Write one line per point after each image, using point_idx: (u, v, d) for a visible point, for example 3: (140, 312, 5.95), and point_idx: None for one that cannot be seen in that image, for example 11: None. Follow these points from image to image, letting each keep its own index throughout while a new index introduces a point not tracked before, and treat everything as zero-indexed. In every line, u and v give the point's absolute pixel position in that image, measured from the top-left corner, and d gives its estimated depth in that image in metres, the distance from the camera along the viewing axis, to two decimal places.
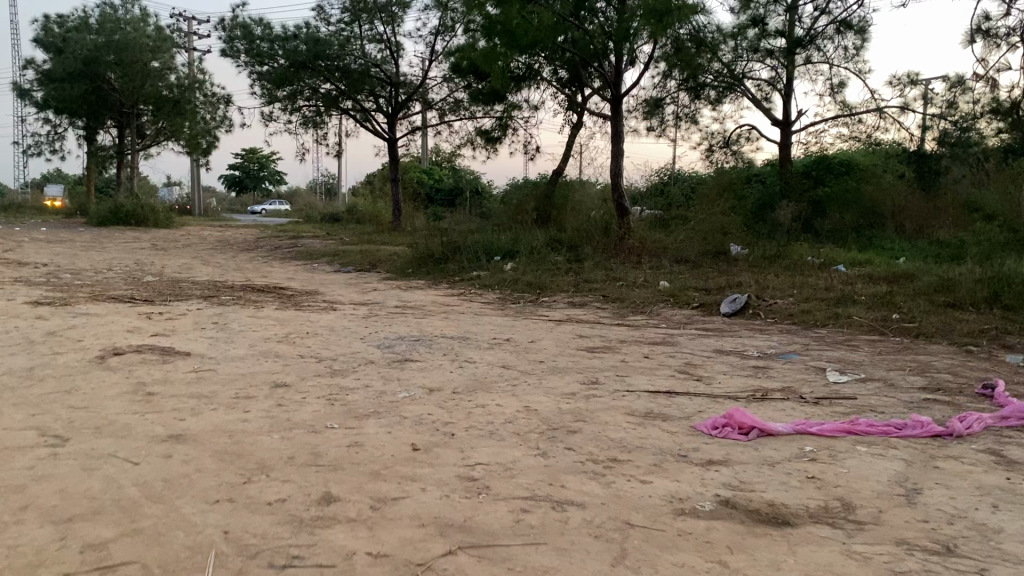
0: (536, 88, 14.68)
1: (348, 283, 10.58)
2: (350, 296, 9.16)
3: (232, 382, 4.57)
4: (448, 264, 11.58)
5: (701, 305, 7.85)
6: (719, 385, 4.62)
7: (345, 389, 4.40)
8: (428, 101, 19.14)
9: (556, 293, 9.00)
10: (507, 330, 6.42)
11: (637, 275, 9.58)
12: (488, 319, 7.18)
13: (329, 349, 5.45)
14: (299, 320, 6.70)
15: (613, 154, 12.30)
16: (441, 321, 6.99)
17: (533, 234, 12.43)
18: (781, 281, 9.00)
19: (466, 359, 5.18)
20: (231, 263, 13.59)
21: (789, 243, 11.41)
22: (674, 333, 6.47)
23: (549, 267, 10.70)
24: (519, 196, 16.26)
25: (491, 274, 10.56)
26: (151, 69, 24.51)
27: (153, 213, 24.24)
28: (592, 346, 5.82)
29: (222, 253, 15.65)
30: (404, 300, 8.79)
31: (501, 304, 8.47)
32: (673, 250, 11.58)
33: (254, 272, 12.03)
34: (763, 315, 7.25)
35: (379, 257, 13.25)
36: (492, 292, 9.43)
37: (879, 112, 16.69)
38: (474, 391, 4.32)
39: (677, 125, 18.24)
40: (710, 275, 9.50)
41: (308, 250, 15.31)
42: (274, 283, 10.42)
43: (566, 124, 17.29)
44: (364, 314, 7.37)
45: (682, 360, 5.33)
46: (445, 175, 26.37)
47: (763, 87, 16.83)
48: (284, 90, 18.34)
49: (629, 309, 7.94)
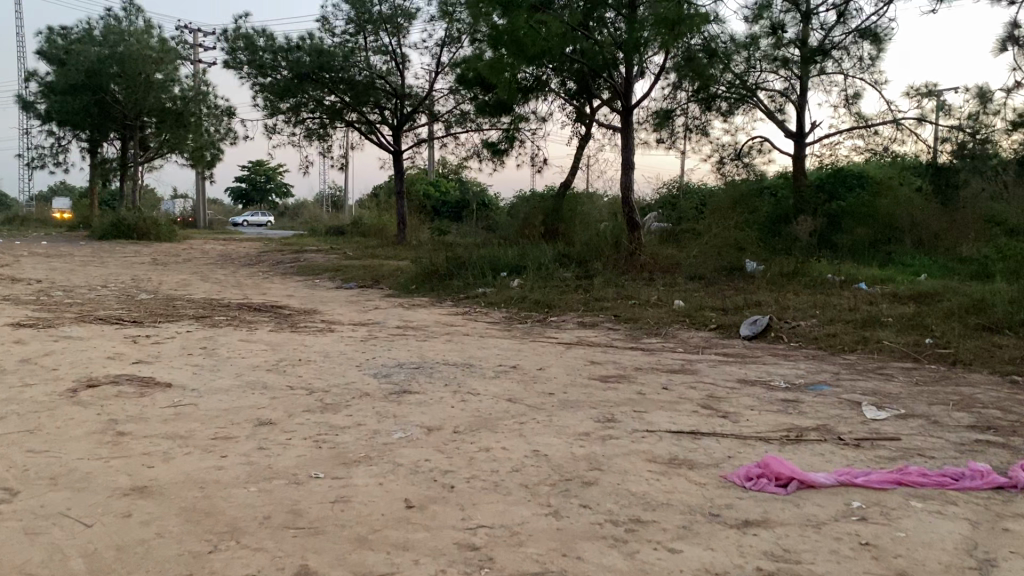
0: (544, 99, 14.32)
1: (350, 300, 10.20)
2: (350, 315, 8.78)
3: (214, 418, 4.18)
4: (453, 280, 11.19)
5: (719, 327, 7.43)
6: (747, 423, 4.21)
7: (336, 427, 4.01)
8: (434, 113, 18.81)
9: (566, 313, 8.59)
10: (514, 355, 6.02)
11: (650, 293, 9.18)
12: (494, 342, 6.78)
13: (322, 379, 5.07)
14: (293, 343, 6.31)
15: (623, 167, 11.92)
16: (444, 344, 6.59)
17: (540, 249, 12.05)
18: (801, 300, 8.60)
19: (470, 391, 4.79)
20: (230, 279, 13.23)
21: (806, 259, 11.01)
22: (692, 359, 6.06)
23: (557, 284, 10.31)
24: (527, 209, 15.88)
25: (498, 291, 10.16)
26: (154, 80, 24.23)
27: (156, 226, 23.96)
28: (605, 374, 5.42)
29: (222, 268, 15.32)
30: (406, 319, 8.40)
31: (508, 325, 8.07)
32: (686, 266, 11.18)
33: (253, 289, 11.67)
34: (786, 339, 6.83)
35: (382, 272, 12.87)
36: (498, 311, 9.03)
37: (896, 124, 16.33)
38: (477, 430, 3.93)
39: (687, 137, 17.87)
40: (726, 293, 9.09)
41: (310, 265, 14.95)
42: (272, 301, 10.05)
43: (574, 136, 16.93)
44: (363, 336, 6.98)
45: (703, 392, 4.92)
46: (452, 186, 26.02)
47: (776, 99, 16.43)
48: (287, 101, 18.04)
49: (642, 330, 7.53)
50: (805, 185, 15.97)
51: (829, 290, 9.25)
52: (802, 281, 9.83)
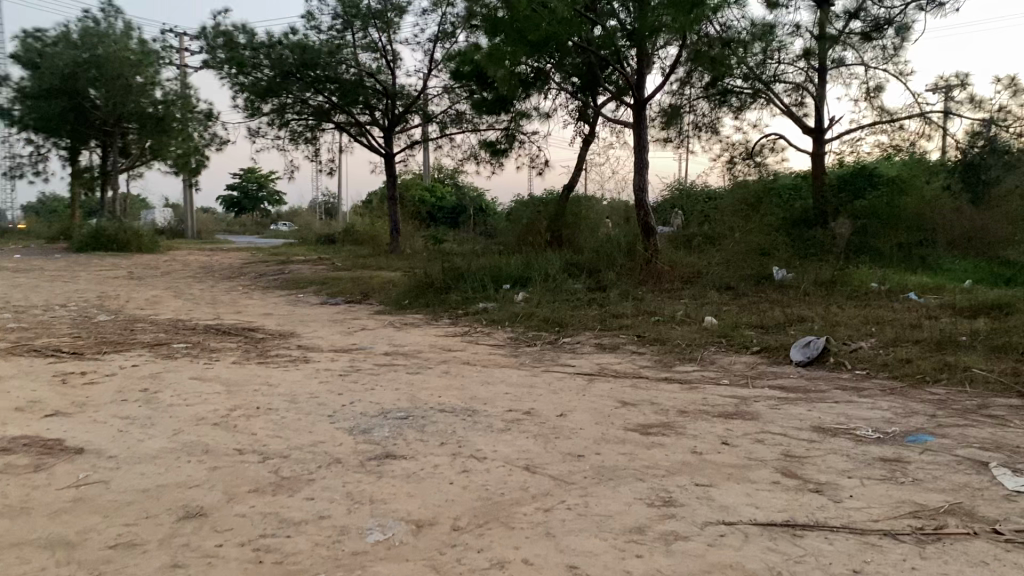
0: (546, 94, 13.19)
1: (334, 319, 9.06)
2: (332, 339, 7.63)
3: (121, 509, 3.04)
4: (451, 294, 10.05)
5: (765, 352, 6.31)
6: (853, 502, 3.08)
7: (291, 522, 2.88)
8: (428, 114, 17.75)
9: (580, 333, 7.48)
10: (529, 394, 4.91)
11: (675, 308, 8.07)
12: (501, 374, 5.66)
13: (281, 437, 3.93)
14: (256, 382, 5.18)
15: (637, 166, 10.82)
16: (441, 378, 5.47)
17: (546, 258, 10.93)
18: (851, 316, 7.54)
19: (475, 453, 3.66)
20: (206, 295, 12.07)
21: (845, 266, 9.93)
22: (746, 396, 4.95)
23: (566, 297, 9.19)
24: (527, 214, 14.77)
25: (501, 307, 9.03)
26: (133, 84, 23.01)
27: (136, 237, 22.82)
28: (643, 421, 4.30)
29: (201, 282, 14.18)
30: (396, 343, 7.29)
31: (514, 349, 6.96)
32: (709, 275, 10.08)
33: (229, 307, 10.53)
34: (850, 365, 5.72)
35: (372, 285, 11.73)
36: (503, 331, 7.91)
37: (923, 117, 15.33)
38: (487, 528, 2.80)
39: (698, 136, 16.85)
40: (761, 308, 7.99)
41: (295, 278, 13.81)
42: (246, 322, 8.91)
43: (577, 135, 15.88)
44: (345, 369, 5.85)
45: (775, 449, 3.80)
46: (448, 192, 25.00)
47: (794, 93, 15.36)
48: (270, 102, 16.96)
49: (673, 354, 6.42)
50: (826, 185, 14.90)
51: (879, 302, 8.17)
52: (842, 291, 8.75)
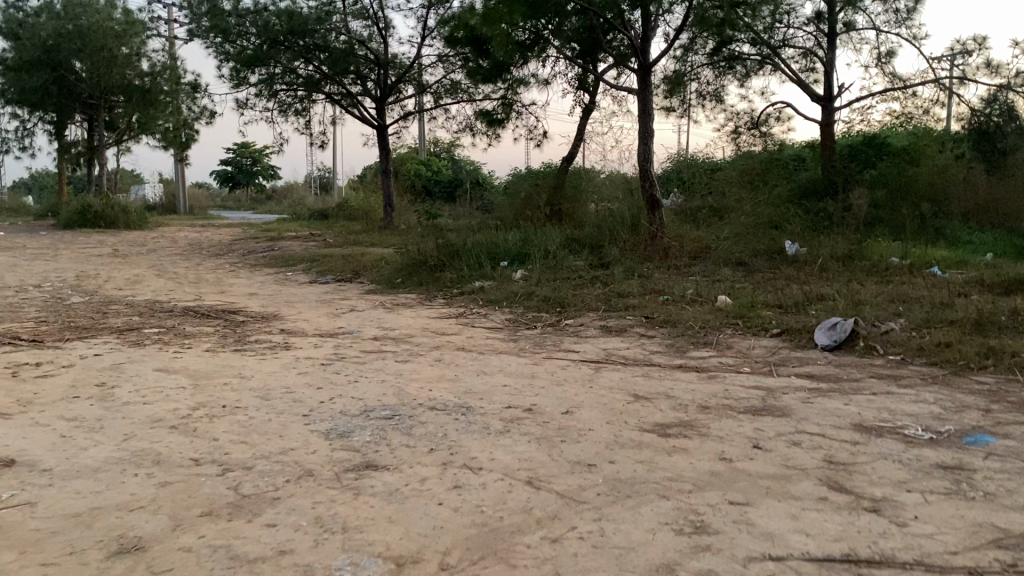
0: (544, 61, 12.57)
1: (322, 300, 8.54)
2: (318, 322, 7.10)
3: (43, 542, 2.52)
4: (446, 272, 9.51)
5: (786, 336, 5.80)
6: (920, 526, 2.57)
7: (244, 559, 2.37)
8: (422, 84, 17.12)
9: (583, 314, 6.97)
10: (531, 387, 4.40)
11: (685, 286, 7.55)
12: (499, 362, 5.15)
13: (246, 442, 3.42)
14: (226, 375, 4.66)
15: (642, 135, 10.25)
16: (432, 368, 4.95)
17: (546, 233, 10.39)
18: (875, 294, 7.03)
19: (469, 463, 3.15)
20: (189, 274, 11.51)
21: (862, 240, 9.39)
22: (772, 388, 4.43)
23: (567, 275, 8.67)
24: (526, 187, 14.20)
25: (498, 286, 8.50)
26: (118, 55, 22.28)
27: (124, 213, 22.22)
28: (660, 419, 3.78)
29: (186, 260, 13.62)
30: (386, 326, 6.78)
31: (514, 332, 6.44)
32: (719, 250, 9.54)
33: (212, 287, 9.99)
34: (882, 350, 5.21)
35: (363, 263, 11.18)
36: (500, 312, 7.39)
37: (936, 84, 14.74)
38: (482, 568, 2.29)
39: (701, 105, 16.28)
40: (778, 286, 7.46)
41: (284, 255, 13.24)
42: (228, 303, 8.36)
43: (576, 105, 15.28)
44: (328, 357, 5.33)
45: (816, 455, 3.29)
46: (445, 166, 24.38)
47: (802, 59, 14.75)
48: (258, 72, 16.31)
49: (686, 338, 5.91)
50: (835, 156, 14.34)
51: (902, 278, 7.65)
52: (862, 266, 8.23)
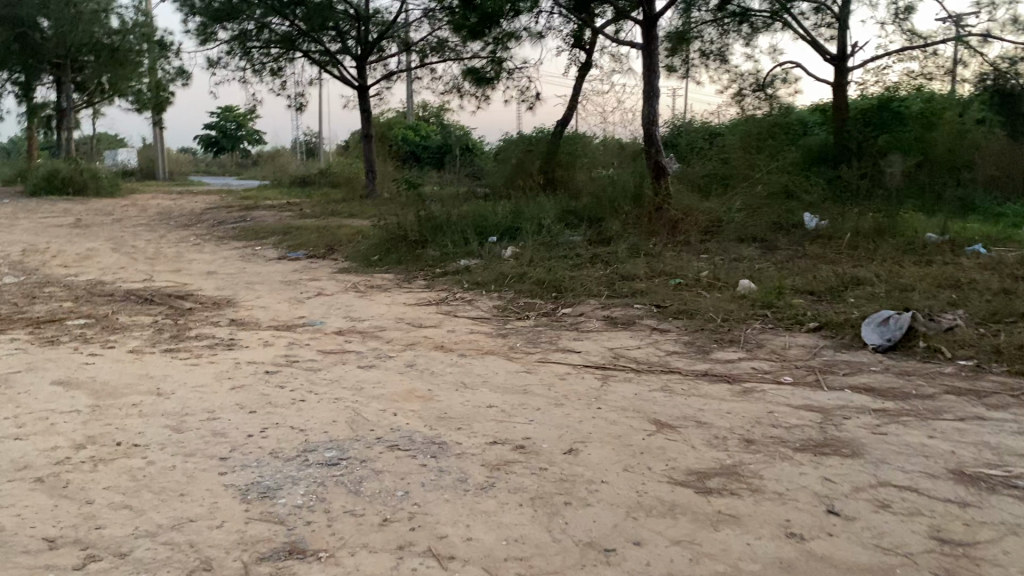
0: (538, 15, 11.49)
1: (287, 280, 7.58)
2: (276, 310, 6.14)
3: None
4: (428, 247, 8.55)
5: (827, 332, 4.89)
6: None
7: None
8: (406, 41, 16.03)
9: (584, 302, 6.04)
10: (524, 408, 3.47)
11: (700, 267, 6.62)
12: (484, 368, 4.20)
13: (131, 508, 2.48)
14: (140, 391, 3.70)
15: (646, 96, 9.27)
16: (400, 378, 4.01)
17: (540, 204, 9.44)
18: (918, 276, 6.12)
19: (436, 548, 2.22)
20: (148, 248, 10.50)
21: (891, 212, 8.47)
22: (827, 409, 3.50)
23: (564, 253, 7.74)
24: (518, 153, 13.20)
25: (487, 265, 7.56)
26: (84, 11, 20.83)
27: (94, 180, 21.05)
28: (694, 463, 2.85)
29: (150, 232, 12.60)
30: (355, 315, 5.83)
31: (504, 325, 5.50)
32: (731, 224, 8.61)
33: (170, 264, 9.01)
34: (949, 352, 4.29)
35: (338, 236, 10.21)
36: (488, 299, 6.46)
37: (958, 42, 13.71)
38: None
39: (703, 65, 15.31)
40: (805, 269, 6.54)
41: (255, 226, 12.23)
42: (179, 285, 7.38)
43: (571, 64, 14.23)
44: (278, 361, 4.39)
45: (920, 529, 2.37)
46: (434, 130, 23.66)
47: (815, 14, 13.72)
48: (227, 28, 15.18)
49: (708, 333, 4.98)
50: (849, 119, 13.37)
51: (943, 257, 6.75)
52: (895, 243, 7.31)
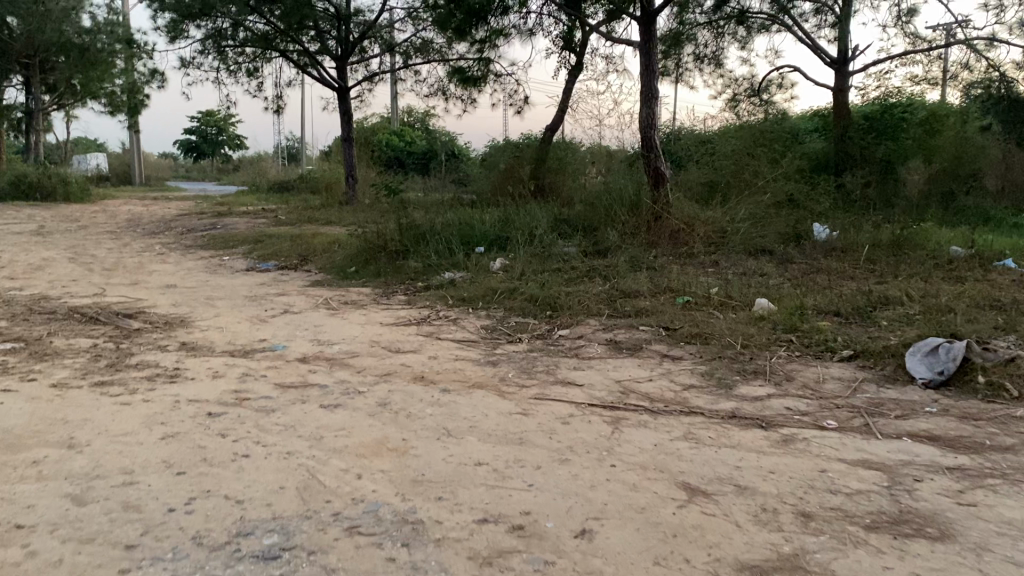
0: (528, 13, 10.86)
1: (254, 295, 6.89)
2: (235, 331, 5.45)
3: None
4: (409, 259, 7.88)
5: (865, 364, 4.26)
6: None
7: None
8: (389, 42, 15.39)
9: (582, 323, 5.39)
10: (520, 466, 2.81)
11: (709, 284, 5.99)
12: (471, 408, 3.54)
13: None
14: (47, 442, 3.01)
15: (645, 98, 8.67)
16: (370, 422, 3.33)
17: (531, 212, 8.80)
18: (953, 295, 5.50)
19: None
20: (109, 258, 9.76)
21: (908, 224, 7.88)
22: (891, 468, 2.85)
23: (557, 265, 7.10)
24: (505, 159, 12.57)
25: (474, 278, 6.91)
26: (53, 9, 19.94)
27: (63, 184, 20.23)
28: (743, 553, 2.20)
29: (114, 240, 11.86)
30: (325, 338, 5.15)
31: (493, 350, 4.83)
32: (736, 236, 8.02)
33: (128, 276, 8.28)
34: (1016, 389, 3.67)
35: (313, 245, 9.52)
36: (475, 318, 5.80)
37: (964, 45, 13.17)
38: None
39: (696, 70, 14.77)
40: (824, 286, 5.92)
41: (226, 235, 11.51)
42: (133, 300, 6.68)
43: (561, 67, 13.63)
44: (226, 400, 3.70)
45: None
46: (418, 136, 22.90)
47: (815, 16, 13.18)
48: (201, 25, 14.44)
49: (728, 363, 4.34)
50: (850, 126, 12.84)
51: (974, 273, 6.15)
52: (918, 257, 6.71)
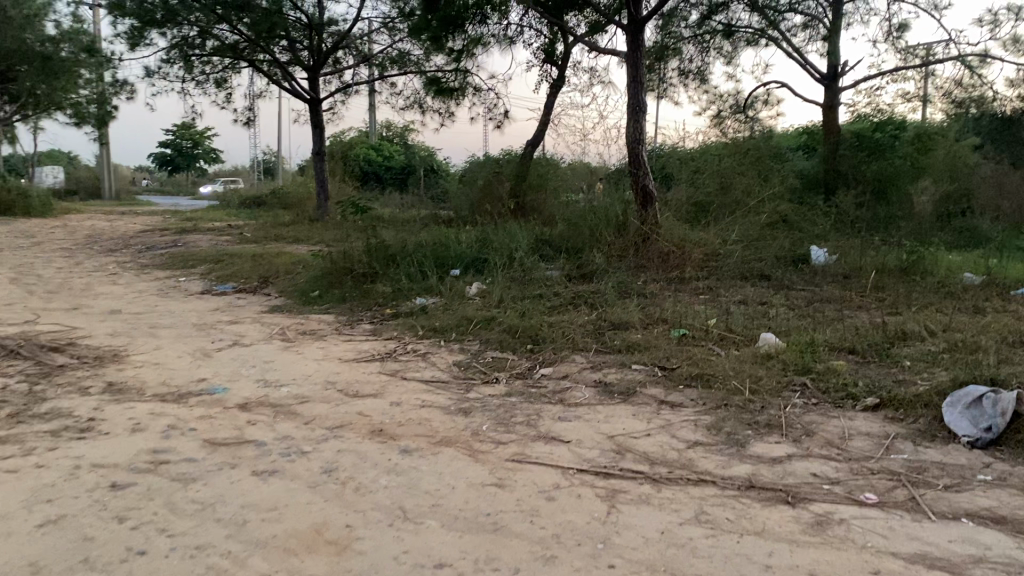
0: (507, 22, 10.31)
1: (203, 324, 6.23)
2: (171, 368, 4.78)
3: None
4: (377, 282, 7.26)
5: (895, 415, 3.68)
6: None
7: None
8: (364, 53, 14.79)
9: (567, 360, 4.79)
10: (493, 570, 2.20)
11: (707, 315, 5.41)
12: (435, 476, 2.92)
13: None
14: None
15: (632, 112, 8.13)
16: (309, 500, 2.70)
17: (510, 231, 8.21)
18: (978, 329, 4.95)
19: None
20: (55, 278, 9.05)
21: (913, 248, 7.35)
22: (959, 568, 2.26)
23: (538, 291, 6.50)
24: (484, 175, 11.99)
25: (447, 306, 6.29)
26: (13, 17, 19.16)
27: (23, 198, 19.42)
28: None
29: (67, 258, 11.16)
30: (274, 378, 4.51)
31: (466, 394, 4.21)
32: (730, 260, 7.47)
33: (69, 300, 7.59)
34: None
35: (276, 266, 8.87)
36: (447, 352, 5.18)
37: (958, 62, 12.75)
38: None
39: (681, 85, 14.30)
40: (833, 318, 5.35)
41: (187, 253, 10.84)
42: (67, 329, 6.01)
43: (543, 81, 13.10)
44: (138, 465, 3.05)
45: None
46: (396, 151, 22.27)
47: (805, 30, 12.75)
48: (165, 34, 13.77)
49: (737, 413, 3.74)
50: (842, 145, 12.39)
51: (995, 304, 5.60)
52: (931, 285, 6.17)
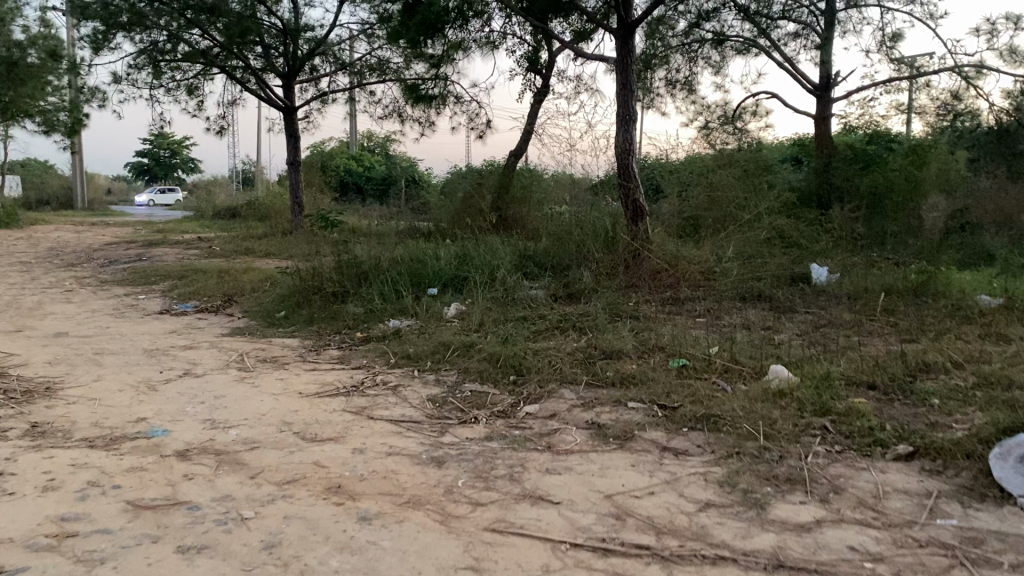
0: (489, 27, 9.83)
1: (153, 349, 5.67)
2: (109, 404, 4.23)
3: None
4: (348, 302, 6.74)
5: (933, 467, 3.20)
6: None
7: None
8: (342, 61, 14.29)
9: (555, 395, 4.28)
10: None
11: (707, 343, 4.93)
12: (399, 556, 2.40)
13: None
14: None
15: (621, 120, 7.67)
16: None
17: (491, 247, 7.71)
18: (1007, 360, 4.48)
19: None
20: (5, 294, 8.45)
21: (920, 267, 6.92)
22: None
23: (521, 313, 6.00)
24: (465, 187, 11.50)
25: (422, 330, 5.78)
26: None
27: None
28: None
29: (23, 273, 10.55)
30: (223, 416, 3.98)
31: (440, 438, 3.69)
32: (726, 279, 7.00)
33: (13, 320, 6.99)
34: None
35: (243, 282, 8.32)
36: (420, 384, 4.66)
37: (952, 73, 12.41)
38: None
39: (669, 94, 13.89)
40: (845, 346, 4.88)
41: (151, 268, 10.26)
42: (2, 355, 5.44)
43: (527, 89, 12.64)
44: (38, 540, 2.52)
45: None
46: (377, 161, 21.74)
47: (796, 39, 12.38)
48: (133, 38, 13.19)
49: (751, 464, 3.25)
50: (835, 157, 12.00)
51: (1017, 330, 5.16)
52: (945, 309, 5.72)
